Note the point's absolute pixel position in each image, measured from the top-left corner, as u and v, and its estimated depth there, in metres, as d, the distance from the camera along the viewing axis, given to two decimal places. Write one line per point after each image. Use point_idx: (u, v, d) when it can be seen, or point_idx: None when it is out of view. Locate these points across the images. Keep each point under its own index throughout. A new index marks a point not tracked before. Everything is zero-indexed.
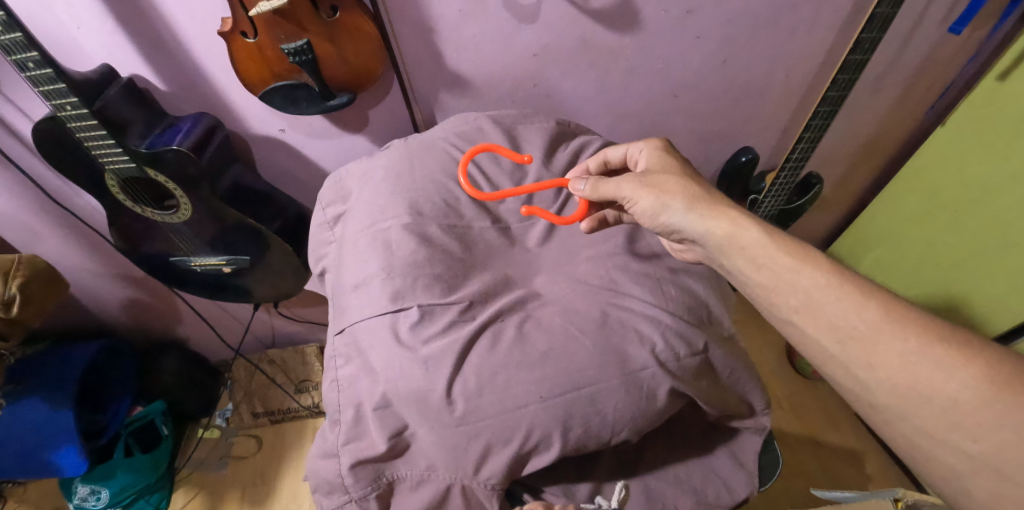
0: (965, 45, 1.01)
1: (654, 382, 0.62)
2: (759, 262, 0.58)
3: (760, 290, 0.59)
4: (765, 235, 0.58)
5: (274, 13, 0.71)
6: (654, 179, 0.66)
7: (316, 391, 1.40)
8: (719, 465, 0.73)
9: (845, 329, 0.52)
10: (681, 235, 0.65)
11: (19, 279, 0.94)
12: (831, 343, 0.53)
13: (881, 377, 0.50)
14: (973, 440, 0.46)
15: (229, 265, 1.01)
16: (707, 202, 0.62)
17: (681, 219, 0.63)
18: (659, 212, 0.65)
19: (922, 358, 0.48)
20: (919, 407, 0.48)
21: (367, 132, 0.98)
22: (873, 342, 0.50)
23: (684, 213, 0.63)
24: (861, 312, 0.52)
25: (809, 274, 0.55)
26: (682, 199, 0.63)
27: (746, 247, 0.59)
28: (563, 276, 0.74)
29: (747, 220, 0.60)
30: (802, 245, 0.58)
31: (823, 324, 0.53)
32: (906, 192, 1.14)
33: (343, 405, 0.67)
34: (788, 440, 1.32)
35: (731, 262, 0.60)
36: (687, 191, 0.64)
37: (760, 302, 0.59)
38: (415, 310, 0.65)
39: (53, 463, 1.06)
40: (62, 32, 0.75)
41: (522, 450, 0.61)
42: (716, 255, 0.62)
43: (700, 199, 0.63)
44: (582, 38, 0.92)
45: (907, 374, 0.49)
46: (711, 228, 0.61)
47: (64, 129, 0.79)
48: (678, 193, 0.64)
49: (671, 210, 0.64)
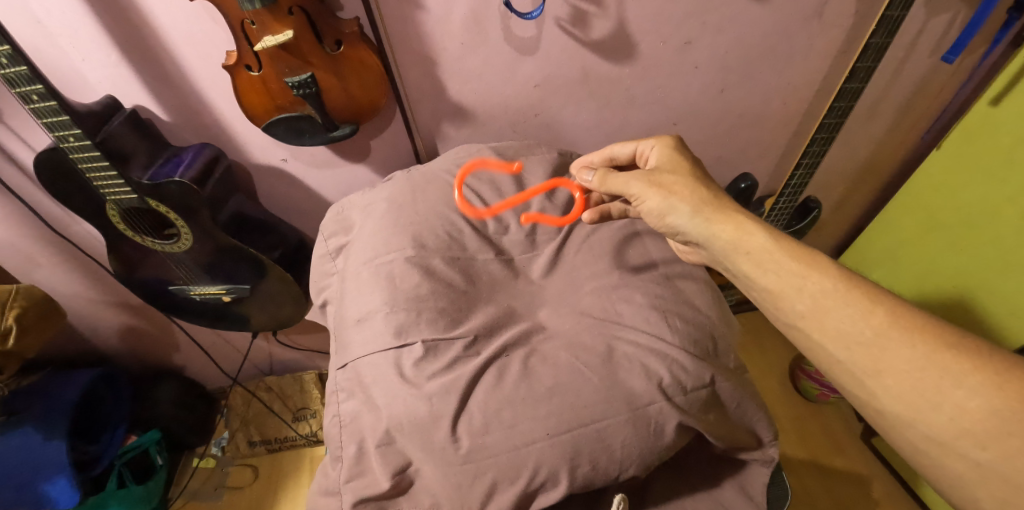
0: (956, 71, 1.03)
1: (662, 418, 0.61)
2: (764, 267, 0.57)
3: (765, 294, 0.58)
4: (771, 240, 0.58)
5: (280, 47, 0.72)
6: (663, 177, 0.65)
7: (315, 419, 1.39)
8: (728, 498, 0.72)
9: (853, 335, 0.52)
10: (686, 237, 0.64)
11: (16, 310, 0.92)
12: (838, 348, 0.53)
13: (889, 384, 0.50)
14: (982, 447, 0.46)
15: (229, 293, 1.00)
16: (714, 206, 0.61)
17: (686, 222, 0.62)
18: (665, 213, 0.64)
19: (930, 364, 0.48)
20: (927, 415, 0.48)
21: (369, 161, 0.99)
22: (881, 348, 0.51)
23: (690, 216, 0.62)
24: (868, 317, 0.52)
25: (817, 280, 0.55)
26: (689, 202, 0.62)
27: (753, 253, 0.58)
28: (567, 308, 0.74)
29: (753, 225, 0.59)
30: (810, 250, 0.57)
31: (830, 330, 0.53)
32: (906, 211, 1.16)
33: (345, 441, 0.66)
34: (792, 466, 1.31)
35: (736, 266, 0.60)
36: (694, 192, 0.63)
37: (764, 305, 0.59)
38: (420, 345, 0.65)
39: (47, 493, 1.03)
40: (67, 65, 0.76)
41: (529, 488, 0.59)
42: (721, 259, 0.62)
43: (709, 202, 0.62)
44: (582, 70, 0.93)
45: (914, 380, 0.49)
46: (716, 232, 0.61)
47: (65, 161, 0.79)
48: (685, 193, 0.63)
49: (677, 212, 0.63)
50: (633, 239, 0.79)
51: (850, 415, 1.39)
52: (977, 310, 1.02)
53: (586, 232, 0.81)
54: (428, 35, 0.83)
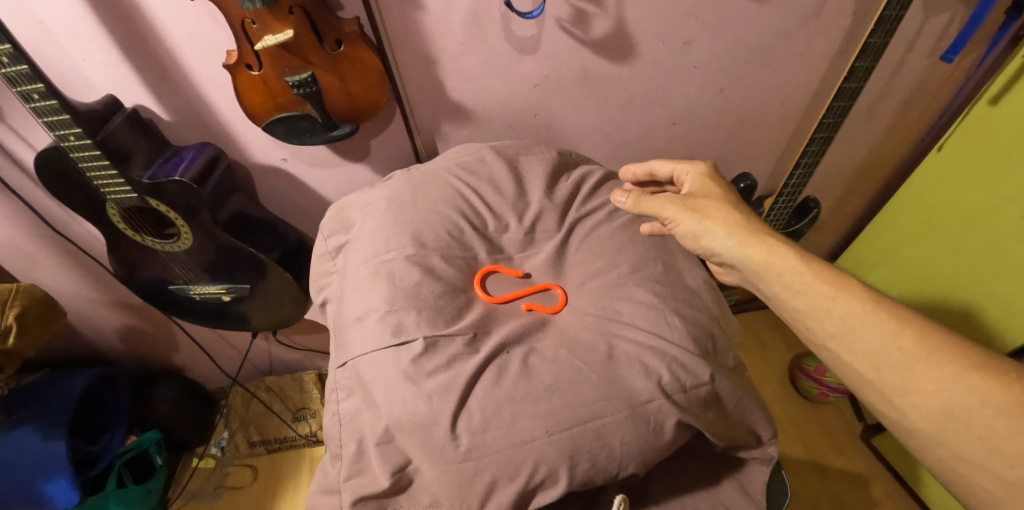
0: (955, 71, 1.03)
1: (661, 416, 0.61)
2: (795, 289, 0.57)
3: (796, 314, 0.58)
4: (802, 263, 0.58)
5: (280, 47, 0.72)
6: (700, 202, 0.65)
7: (314, 419, 1.39)
8: (727, 497, 0.72)
9: (881, 356, 0.52)
10: (720, 259, 0.64)
11: (16, 308, 0.92)
12: (867, 368, 0.53)
13: (918, 404, 0.50)
14: (1010, 465, 0.46)
15: (228, 293, 1.00)
16: (747, 228, 0.61)
17: (720, 244, 0.62)
18: (700, 235, 0.64)
19: (957, 384, 0.49)
20: (956, 434, 0.49)
21: (369, 161, 0.99)
22: (909, 369, 0.51)
23: (724, 237, 0.62)
24: (896, 339, 0.52)
25: (845, 301, 0.55)
26: (723, 225, 0.62)
27: (783, 275, 0.58)
28: (552, 314, 0.73)
29: (784, 247, 0.59)
30: (840, 272, 0.57)
31: (859, 351, 0.53)
32: (905, 213, 1.16)
33: (345, 439, 0.66)
34: (792, 466, 1.31)
35: (769, 287, 0.60)
36: (729, 216, 0.63)
37: (795, 326, 0.59)
38: (419, 342, 0.65)
39: (46, 493, 1.03)
40: (67, 64, 0.76)
41: (528, 486, 0.59)
42: (754, 280, 0.61)
43: (742, 225, 0.61)
44: (581, 70, 0.93)
45: (943, 400, 0.49)
46: (749, 254, 0.60)
47: (65, 160, 0.79)
48: (721, 217, 0.63)
49: (711, 234, 0.63)
50: (633, 237, 0.79)
51: (850, 415, 1.39)
52: (977, 312, 1.02)
53: (586, 230, 0.81)
54: (429, 35, 0.83)
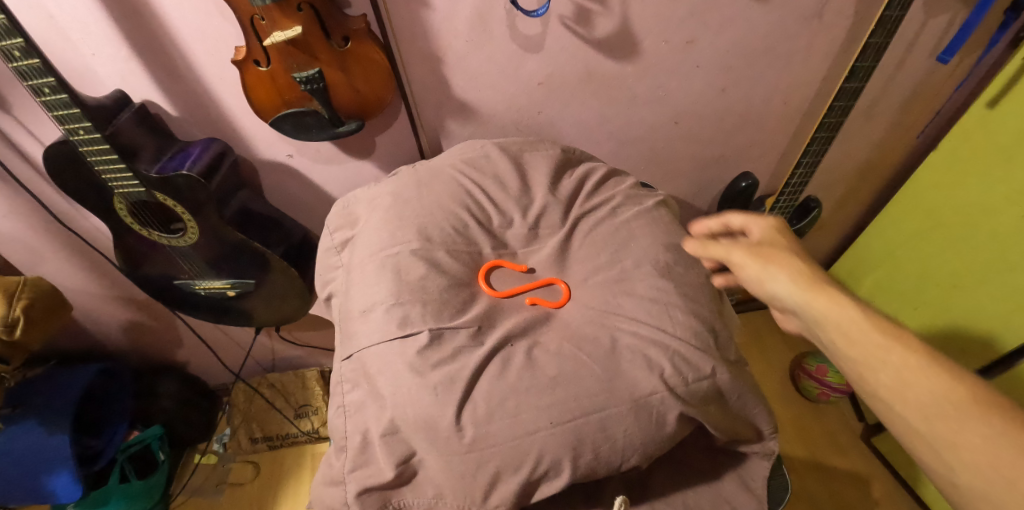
0: (954, 72, 1.04)
1: (664, 408, 0.62)
2: (853, 338, 0.55)
3: (851, 365, 0.55)
4: (863, 313, 0.55)
5: (288, 43, 0.73)
6: (767, 250, 0.63)
7: (316, 416, 1.39)
8: (729, 491, 0.72)
9: (930, 407, 0.50)
10: (783, 306, 0.61)
11: (24, 302, 0.93)
12: (916, 418, 0.51)
13: (966, 460, 0.48)
14: None
15: (234, 288, 1.01)
16: (813, 278, 0.59)
17: (785, 290, 0.59)
18: (765, 280, 0.61)
19: (1008, 443, 0.46)
20: (1006, 496, 0.45)
21: (374, 157, 1.00)
22: (957, 421, 0.49)
23: (790, 285, 0.59)
24: (948, 392, 0.50)
25: (899, 352, 0.53)
26: (789, 272, 0.60)
27: (844, 325, 0.55)
28: (557, 308, 0.74)
29: (849, 299, 0.57)
30: (897, 324, 0.55)
31: (911, 403, 0.51)
32: (903, 212, 1.17)
33: (350, 432, 0.67)
34: (792, 465, 1.31)
35: (830, 338, 0.57)
36: (795, 264, 0.60)
37: (851, 377, 0.56)
38: (424, 334, 0.65)
39: (48, 488, 1.04)
40: (78, 59, 0.77)
41: (532, 476, 0.60)
42: (816, 331, 0.58)
43: (809, 275, 0.59)
44: (585, 68, 0.94)
45: (989, 457, 0.47)
46: (812, 303, 0.58)
47: (75, 153, 0.79)
48: (787, 265, 0.60)
49: (775, 280, 0.60)
50: (637, 233, 0.79)
51: (850, 415, 1.40)
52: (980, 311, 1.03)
53: (589, 226, 0.81)
54: (435, 32, 0.84)
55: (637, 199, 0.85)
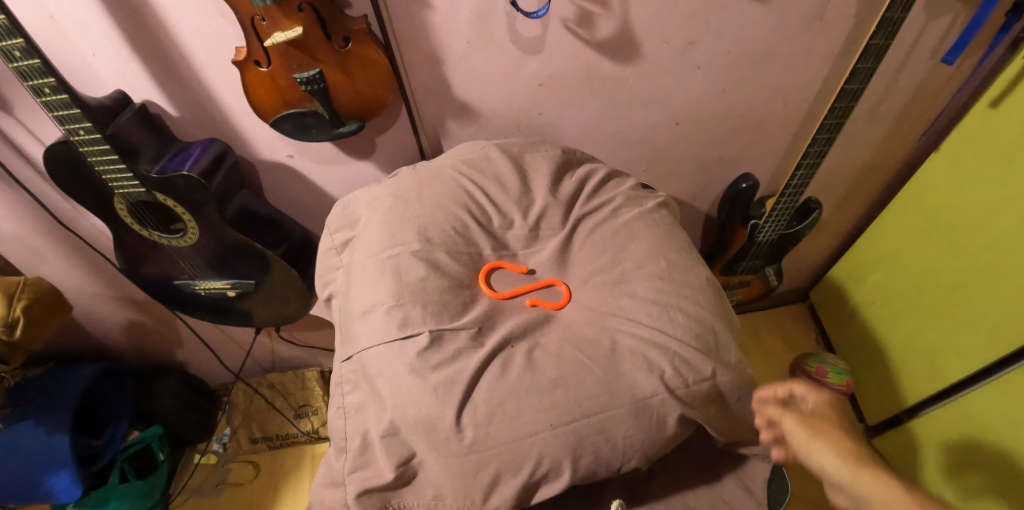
0: (956, 73, 1.04)
1: (664, 410, 0.62)
2: None
3: None
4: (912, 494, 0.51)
5: (289, 44, 0.73)
6: (821, 424, 0.62)
7: (316, 416, 1.39)
8: (729, 493, 0.72)
9: None
10: (830, 486, 0.58)
11: (24, 302, 0.93)
12: None
13: None
14: None
15: (234, 288, 1.01)
16: (860, 458, 0.56)
17: (829, 466, 0.58)
18: (811, 453, 0.60)
19: None
20: None
21: (374, 158, 1.00)
22: None
23: (834, 462, 0.57)
24: None
25: None
26: (835, 448, 0.58)
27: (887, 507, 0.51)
28: (557, 310, 0.74)
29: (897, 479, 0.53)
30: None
31: None
32: (906, 213, 1.17)
33: (350, 432, 0.67)
34: (792, 466, 1.31)
35: None
36: (841, 441, 0.59)
37: None
38: (424, 335, 0.65)
39: (47, 488, 1.04)
40: (78, 59, 0.77)
41: (532, 478, 0.60)
42: None
43: (856, 454, 0.57)
44: (585, 69, 0.94)
45: None
46: (856, 481, 0.55)
47: (75, 153, 0.79)
48: (836, 442, 0.59)
49: (821, 453, 0.59)
50: (638, 233, 0.79)
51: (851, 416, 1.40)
52: (982, 312, 1.02)
53: (590, 228, 0.81)
54: (435, 33, 0.84)
55: (638, 200, 0.85)
